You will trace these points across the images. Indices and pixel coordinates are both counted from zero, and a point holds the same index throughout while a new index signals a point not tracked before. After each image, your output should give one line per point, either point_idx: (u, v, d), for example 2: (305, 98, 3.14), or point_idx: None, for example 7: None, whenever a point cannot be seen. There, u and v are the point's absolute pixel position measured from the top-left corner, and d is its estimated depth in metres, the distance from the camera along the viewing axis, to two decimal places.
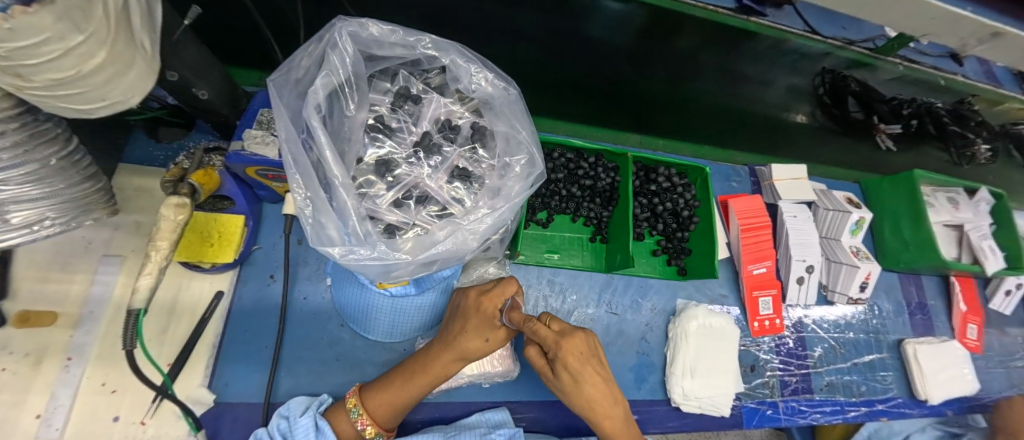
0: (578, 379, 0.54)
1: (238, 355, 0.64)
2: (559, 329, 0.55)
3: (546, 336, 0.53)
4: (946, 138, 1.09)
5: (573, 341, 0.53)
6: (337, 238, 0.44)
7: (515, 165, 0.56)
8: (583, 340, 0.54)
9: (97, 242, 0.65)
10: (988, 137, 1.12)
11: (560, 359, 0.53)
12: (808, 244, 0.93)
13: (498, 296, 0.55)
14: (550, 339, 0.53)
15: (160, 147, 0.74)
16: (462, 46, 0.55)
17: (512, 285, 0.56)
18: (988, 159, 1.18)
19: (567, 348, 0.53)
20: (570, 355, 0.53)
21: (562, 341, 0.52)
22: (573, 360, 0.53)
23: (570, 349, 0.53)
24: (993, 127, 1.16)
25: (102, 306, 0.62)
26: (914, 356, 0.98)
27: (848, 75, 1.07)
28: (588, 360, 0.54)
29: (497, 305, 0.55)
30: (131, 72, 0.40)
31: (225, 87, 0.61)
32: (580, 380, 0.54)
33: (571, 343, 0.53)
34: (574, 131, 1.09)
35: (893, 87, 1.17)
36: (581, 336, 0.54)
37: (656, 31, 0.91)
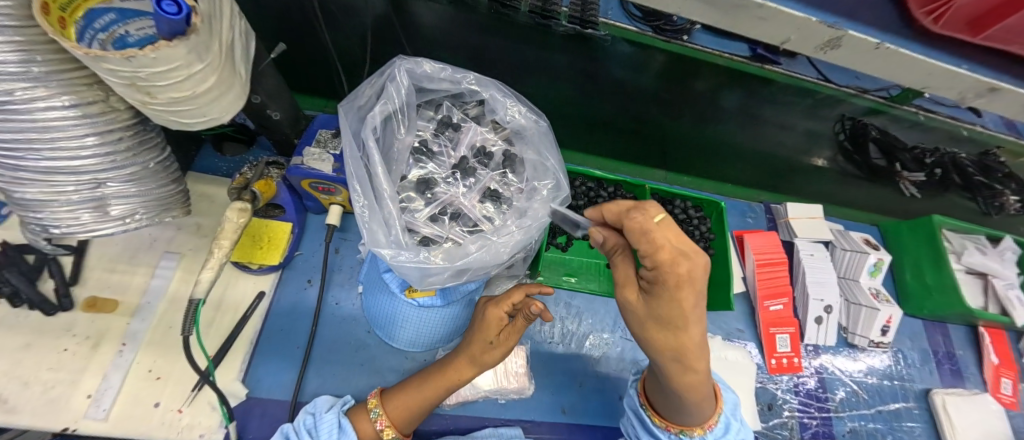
0: (677, 320, 0.45)
1: (273, 353, 0.68)
2: (674, 250, 0.42)
3: (664, 252, 0.41)
4: (972, 187, 1.12)
5: (688, 266, 0.41)
6: (382, 244, 0.49)
7: (542, 189, 0.61)
8: (703, 269, 0.42)
9: (161, 239, 0.72)
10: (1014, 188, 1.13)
11: (662, 281, 0.43)
12: (825, 283, 0.94)
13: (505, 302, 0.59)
14: (666, 254, 0.41)
15: (224, 159, 0.83)
16: (500, 83, 0.62)
17: (521, 292, 0.60)
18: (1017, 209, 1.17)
19: (676, 275, 0.41)
20: (684, 282, 0.42)
21: (677, 262, 0.41)
22: (681, 287, 0.42)
23: (680, 276, 0.41)
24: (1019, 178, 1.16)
25: (158, 298, 0.68)
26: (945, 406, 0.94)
27: (868, 123, 1.12)
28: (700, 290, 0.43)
29: (503, 310, 0.58)
30: (228, 94, 0.48)
31: (291, 110, 0.69)
32: (676, 317, 0.44)
33: (687, 266, 0.41)
34: (603, 165, 1.23)
35: (910, 134, 1.19)
36: (700, 258, 0.42)
37: (674, 76, 0.98)
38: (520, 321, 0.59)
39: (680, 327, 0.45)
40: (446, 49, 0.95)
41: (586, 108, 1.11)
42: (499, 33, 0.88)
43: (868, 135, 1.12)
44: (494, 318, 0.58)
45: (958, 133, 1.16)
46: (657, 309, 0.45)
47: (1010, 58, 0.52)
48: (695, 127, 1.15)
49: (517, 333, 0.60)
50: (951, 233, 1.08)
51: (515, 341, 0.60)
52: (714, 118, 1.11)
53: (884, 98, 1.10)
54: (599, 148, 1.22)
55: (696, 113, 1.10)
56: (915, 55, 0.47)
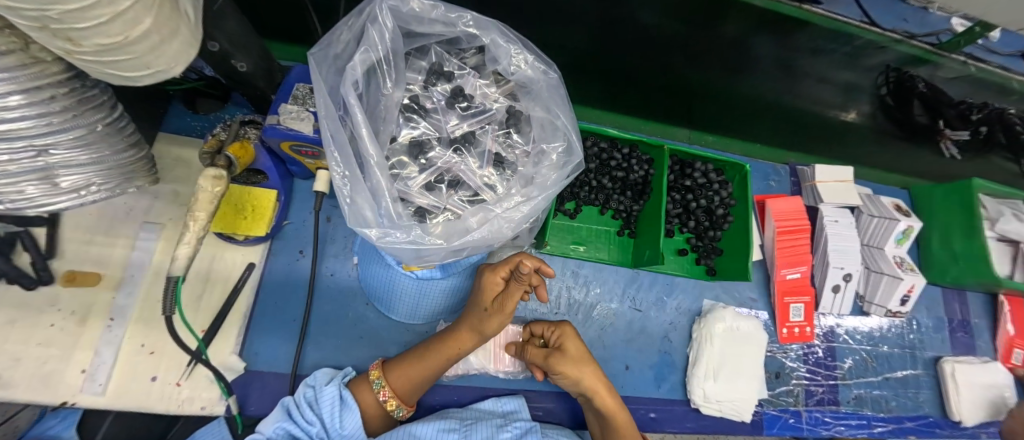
0: (583, 361, 0.62)
1: (269, 326, 0.66)
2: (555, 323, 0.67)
3: (546, 325, 0.67)
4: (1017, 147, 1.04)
5: (569, 329, 0.65)
6: (371, 219, 0.44)
7: (551, 153, 0.54)
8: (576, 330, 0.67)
9: (138, 208, 0.67)
10: None
11: (563, 338, 0.64)
12: (848, 251, 0.88)
13: (501, 268, 0.53)
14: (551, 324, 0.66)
15: (198, 118, 0.75)
16: (502, 25, 0.52)
17: (513, 258, 0.52)
18: None
19: (566, 334, 0.64)
20: (572, 334, 0.64)
21: (562, 325, 0.65)
22: (573, 342, 0.63)
23: (569, 334, 0.64)
24: None
25: (143, 270, 0.64)
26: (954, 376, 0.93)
27: (916, 75, 1.01)
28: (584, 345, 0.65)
29: (499, 277, 0.54)
30: (175, 40, 0.40)
31: (263, 60, 0.60)
32: (579, 365, 0.62)
33: (570, 328, 0.65)
34: (618, 124, 1.06)
35: (958, 87, 1.08)
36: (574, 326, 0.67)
37: (701, 18, 0.86)
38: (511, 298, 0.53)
39: (583, 379, 0.61)
40: None
41: (600, 58, 0.99)
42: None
43: (915, 89, 1.00)
44: (491, 286, 0.54)
45: (1010, 85, 1.05)
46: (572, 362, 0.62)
47: None
48: (722, 78, 1.03)
49: (513, 304, 0.53)
50: (989, 198, 1.01)
51: (512, 312, 0.54)
52: (745, 67, 1.00)
53: (931, 45, 0.97)
54: (608, 104, 1.05)
55: (724, 60, 0.98)
56: None
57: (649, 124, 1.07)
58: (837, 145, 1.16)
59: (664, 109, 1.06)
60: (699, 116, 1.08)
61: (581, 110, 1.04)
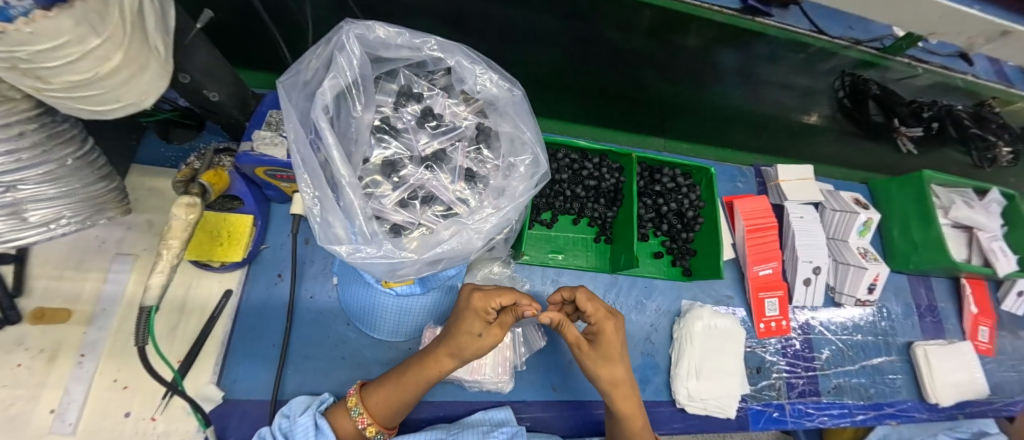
0: (612, 358, 0.60)
1: (247, 352, 0.65)
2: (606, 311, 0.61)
3: (594, 307, 0.60)
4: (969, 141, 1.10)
5: (614, 326, 0.61)
6: (344, 236, 0.45)
7: (520, 165, 0.56)
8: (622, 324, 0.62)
9: (110, 240, 0.66)
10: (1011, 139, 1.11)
11: (601, 333, 0.60)
12: (815, 245, 0.92)
13: (495, 297, 0.54)
14: (600, 313, 0.60)
15: (171, 148, 0.75)
16: (466, 48, 0.55)
17: (512, 297, 0.54)
18: (1011, 161, 1.16)
19: (609, 329, 0.60)
20: (612, 332, 0.60)
21: (607, 319, 0.60)
22: (609, 338, 0.60)
23: (611, 329, 0.60)
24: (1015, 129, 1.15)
25: (115, 304, 0.63)
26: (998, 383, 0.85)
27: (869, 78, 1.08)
28: (620, 342, 0.62)
29: (492, 305, 0.54)
30: (145, 74, 0.41)
31: (235, 89, 0.62)
32: (609, 361, 0.60)
33: (614, 322, 0.60)
34: (597, 135, 1.17)
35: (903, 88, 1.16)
36: (618, 319, 0.62)
37: (664, 33, 0.91)
38: (509, 314, 0.55)
39: (609, 374, 0.60)
40: (415, 13, 0.86)
41: (571, 75, 1.04)
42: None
43: (868, 92, 1.08)
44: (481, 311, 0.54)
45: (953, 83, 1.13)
46: (600, 355, 0.60)
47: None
48: (688, 88, 1.08)
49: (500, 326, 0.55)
50: (941, 188, 1.08)
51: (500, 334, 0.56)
52: (709, 77, 1.05)
53: (877, 49, 1.04)
54: (589, 119, 1.15)
55: (687, 72, 1.03)
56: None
57: (626, 135, 1.18)
58: (802, 145, 1.25)
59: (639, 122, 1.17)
60: (674, 126, 1.18)
61: (566, 125, 1.14)
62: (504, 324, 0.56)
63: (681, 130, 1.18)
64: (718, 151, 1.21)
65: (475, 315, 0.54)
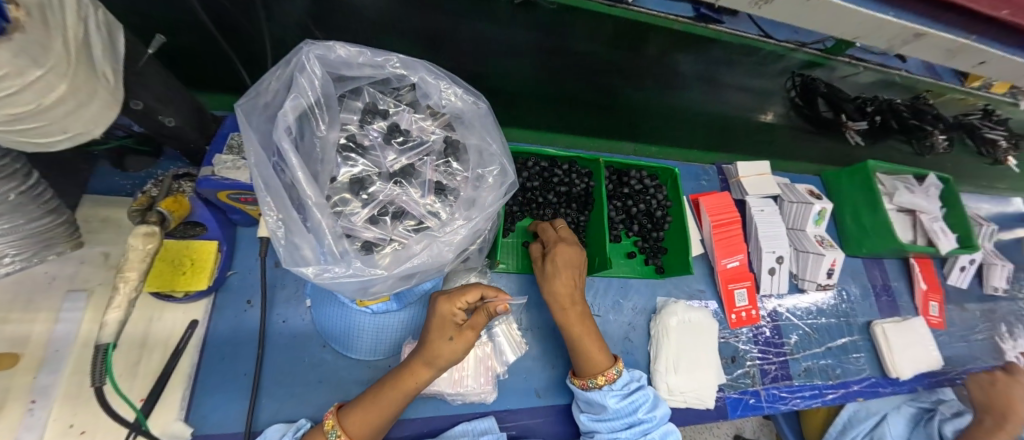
0: (556, 271, 0.69)
1: (218, 384, 0.62)
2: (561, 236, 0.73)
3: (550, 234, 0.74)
4: (909, 131, 1.21)
5: (563, 246, 0.71)
6: (312, 257, 0.45)
7: (488, 176, 0.57)
8: (576, 251, 0.71)
9: (61, 277, 0.63)
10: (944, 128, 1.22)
11: (550, 251, 0.71)
12: (777, 236, 0.98)
13: (459, 298, 0.58)
14: (552, 236, 0.73)
15: (127, 176, 0.73)
16: (429, 64, 0.56)
17: (476, 290, 0.58)
18: (948, 147, 1.26)
19: (558, 248, 0.70)
20: (559, 251, 0.70)
21: (557, 240, 0.72)
22: (558, 256, 0.69)
23: (560, 248, 0.70)
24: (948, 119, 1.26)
25: (69, 345, 0.59)
26: (984, 382, 0.98)
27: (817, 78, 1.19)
28: (572, 263, 0.70)
29: (458, 306, 0.58)
30: (93, 103, 0.40)
31: (193, 114, 0.60)
32: (553, 276, 0.70)
33: (563, 244, 0.70)
34: (573, 142, 1.15)
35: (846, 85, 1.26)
36: (574, 245, 0.72)
37: (627, 41, 0.97)
38: (480, 315, 0.59)
39: (555, 286, 0.69)
40: (391, 29, 0.90)
41: (541, 86, 1.06)
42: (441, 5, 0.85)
43: (817, 90, 1.18)
44: (447, 313, 0.57)
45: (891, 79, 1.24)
46: (547, 271, 0.70)
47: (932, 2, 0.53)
48: (651, 93, 1.12)
49: (473, 330, 0.58)
50: (885, 175, 1.16)
51: (474, 336, 0.58)
52: (670, 82, 1.11)
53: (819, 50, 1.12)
54: (565, 127, 1.15)
55: (651, 79, 1.08)
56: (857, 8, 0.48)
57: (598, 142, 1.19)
58: (763, 143, 1.30)
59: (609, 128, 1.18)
60: (643, 130, 1.20)
61: (541, 135, 1.12)
62: (475, 326, 0.59)
63: (652, 133, 1.20)
64: (686, 153, 1.22)
65: (443, 315, 0.57)
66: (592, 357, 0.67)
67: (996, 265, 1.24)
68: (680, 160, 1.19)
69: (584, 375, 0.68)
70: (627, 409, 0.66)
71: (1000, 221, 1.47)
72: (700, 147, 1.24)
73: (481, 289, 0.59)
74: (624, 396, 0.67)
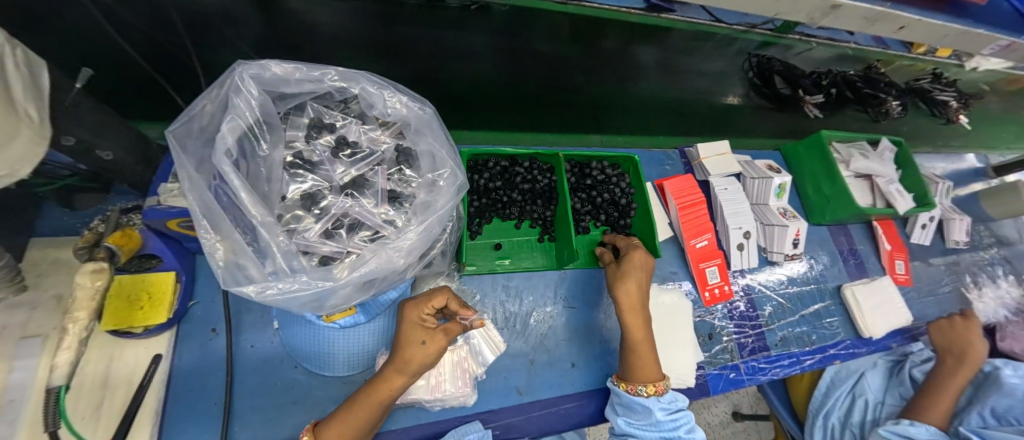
0: (629, 277, 0.72)
1: (187, 417, 0.61)
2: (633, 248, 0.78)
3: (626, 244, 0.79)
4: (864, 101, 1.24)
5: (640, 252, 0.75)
6: (259, 276, 0.44)
7: (440, 180, 0.57)
8: (647, 261, 0.75)
9: (11, 326, 0.60)
10: (897, 94, 1.25)
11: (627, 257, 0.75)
12: (741, 212, 1.00)
13: (427, 303, 0.57)
14: (628, 245, 0.78)
15: (76, 215, 0.71)
16: (369, 74, 0.57)
17: (444, 294, 0.58)
18: (901, 112, 1.31)
19: (637, 253, 0.74)
20: (637, 261, 0.74)
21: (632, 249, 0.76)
22: (636, 263, 0.73)
23: (637, 258, 0.74)
24: (898, 85, 1.30)
25: (25, 391, 0.57)
26: (944, 326, 1.01)
27: (772, 57, 1.21)
28: (643, 272, 0.73)
29: (426, 311, 0.57)
30: (15, 142, 0.39)
31: (135, 145, 0.60)
32: (629, 278, 0.72)
33: (640, 255, 0.74)
34: (540, 140, 1.19)
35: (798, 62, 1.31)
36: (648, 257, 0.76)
37: (580, 38, 0.97)
38: (455, 322, 0.58)
39: (624, 289, 0.71)
40: (344, 46, 0.90)
41: (506, 89, 1.08)
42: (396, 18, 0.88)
43: (773, 69, 1.20)
44: (415, 317, 0.56)
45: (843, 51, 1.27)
46: (618, 275, 0.73)
47: None
48: (614, 87, 1.16)
49: (441, 331, 0.56)
50: (841, 144, 1.20)
51: (445, 339, 0.56)
52: (631, 73, 1.13)
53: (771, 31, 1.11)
54: (532, 126, 1.19)
55: (611, 70, 1.10)
56: None
57: (566, 137, 1.19)
58: (724, 122, 1.35)
59: (574, 122, 1.22)
60: (607, 123, 1.25)
61: (514, 135, 1.16)
62: (448, 330, 0.57)
63: (615, 124, 1.25)
64: (651, 138, 1.26)
65: (411, 322, 0.56)
66: (643, 367, 0.69)
67: (955, 220, 1.29)
68: (649, 147, 1.23)
69: (632, 381, 0.70)
70: (671, 425, 0.67)
71: (956, 177, 1.54)
72: (662, 132, 1.28)
73: (450, 294, 0.59)
74: (670, 412, 0.68)
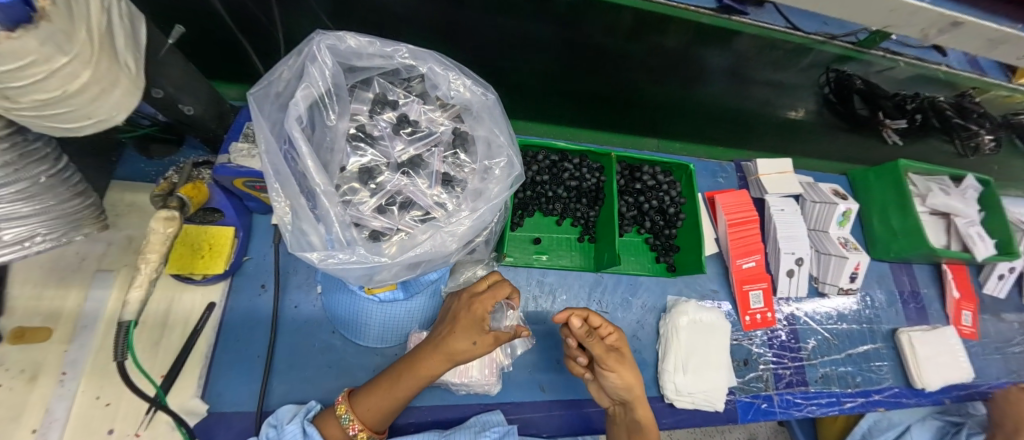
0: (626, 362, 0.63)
1: (232, 365, 0.65)
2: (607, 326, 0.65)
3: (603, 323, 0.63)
4: (952, 131, 1.12)
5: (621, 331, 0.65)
6: (319, 243, 0.45)
7: (495, 168, 0.56)
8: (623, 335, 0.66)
9: (90, 258, 0.66)
10: (992, 128, 1.13)
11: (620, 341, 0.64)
12: (796, 237, 0.94)
13: (490, 300, 0.57)
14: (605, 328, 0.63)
15: (151, 163, 0.76)
16: (438, 55, 0.56)
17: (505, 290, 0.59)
18: (994, 148, 1.18)
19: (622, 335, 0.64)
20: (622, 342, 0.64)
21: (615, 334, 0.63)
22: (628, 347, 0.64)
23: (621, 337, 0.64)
24: (995, 118, 1.17)
25: (97, 319, 0.63)
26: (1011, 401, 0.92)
27: (853, 74, 1.07)
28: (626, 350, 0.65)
29: (488, 308, 0.57)
30: (115, 90, 0.42)
31: (212, 103, 0.63)
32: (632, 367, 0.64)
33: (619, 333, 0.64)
34: (592, 138, 1.20)
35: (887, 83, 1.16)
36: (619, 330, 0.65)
37: (642, 33, 0.88)
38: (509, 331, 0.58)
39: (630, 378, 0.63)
40: (408, 29, 0.89)
41: (564, 83, 1.04)
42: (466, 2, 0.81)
43: (853, 87, 1.07)
44: (473, 313, 0.56)
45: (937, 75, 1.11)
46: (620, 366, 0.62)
47: None
48: (679, 91, 1.07)
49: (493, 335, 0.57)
50: (919, 176, 1.10)
51: (493, 343, 0.58)
52: (699, 79, 1.04)
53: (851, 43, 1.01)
54: (588, 121, 1.17)
55: (675, 75, 1.02)
56: None
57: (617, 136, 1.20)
58: (795, 139, 1.25)
59: (636, 124, 1.17)
60: (669, 125, 1.18)
61: (570, 131, 1.17)
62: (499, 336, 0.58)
63: (678, 130, 1.20)
64: (709, 149, 1.23)
65: (469, 317, 0.56)
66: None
67: None
68: (704, 157, 1.22)
69: None
70: None
71: None
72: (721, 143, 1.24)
73: (511, 289, 0.60)
74: None
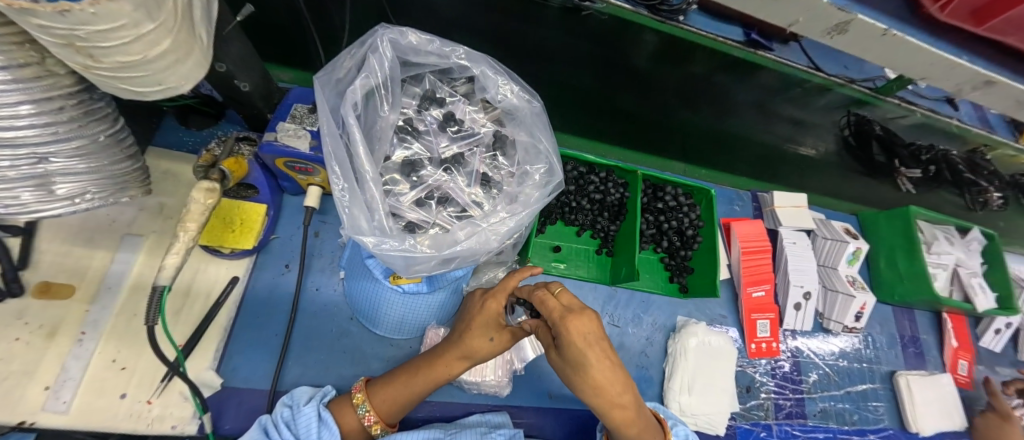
0: (581, 361, 0.51)
1: (250, 341, 0.65)
2: (566, 304, 0.52)
3: (553, 308, 0.52)
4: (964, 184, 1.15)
5: (577, 318, 0.50)
6: (366, 229, 0.46)
7: (534, 173, 0.58)
8: (591, 322, 0.51)
9: (121, 220, 0.67)
10: (1001, 185, 1.16)
11: (564, 337, 0.50)
12: (806, 270, 0.95)
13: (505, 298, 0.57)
14: (556, 313, 0.51)
15: (190, 133, 0.77)
16: (491, 59, 0.57)
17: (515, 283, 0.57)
18: (1001, 205, 1.21)
19: (569, 325, 0.50)
20: (578, 334, 0.50)
21: (566, 317, 0.50)
22: (576, 342, 0.49)
23: (574, 330, 0.50)
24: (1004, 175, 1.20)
25: (121, 281, 0.63)
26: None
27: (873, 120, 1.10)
28: (593, 344, 0.50)
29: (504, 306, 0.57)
30: (188, 60, 0.42)
31: (262, 82, 0.64)
32: (585, 366, 0.50)
33: (574, 324, 0.50)
34: (624, 156, 1.23)
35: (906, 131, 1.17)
36: (585, 315, 0.51)
37: (674, 61, 0.90)
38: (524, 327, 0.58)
39: (589, 373, 0.51)
40: (450, 30, 0.90)
41: (596, 98, 1.06)
42: (517, 15, 0.82)
43: (872, 132, 1.10)
44: (488, 309, 0.57)
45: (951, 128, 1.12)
46: (568, 359, 0.52)
47: (1005, 52, 0.53)
48: (704, 118, 1.09)
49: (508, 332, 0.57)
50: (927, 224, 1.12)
51: (508, 341, 0.58)
52: (726, 111, 1.07)
53: (868, 88, 1.00)
54: (619, 139, 1.20)
55: (703, 103, 1.04)
56: (927, 46, 0.47)
57: (652, 159, 1.23)
58: (810, 176, 1.28)
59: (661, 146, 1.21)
60: (699, 152, 1.22)
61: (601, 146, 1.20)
62: (515, 332, 0.58)
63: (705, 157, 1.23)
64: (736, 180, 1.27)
65: (485, 313, 0.57)
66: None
67: None
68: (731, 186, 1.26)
69: None
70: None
71: None
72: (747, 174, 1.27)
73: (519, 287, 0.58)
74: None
